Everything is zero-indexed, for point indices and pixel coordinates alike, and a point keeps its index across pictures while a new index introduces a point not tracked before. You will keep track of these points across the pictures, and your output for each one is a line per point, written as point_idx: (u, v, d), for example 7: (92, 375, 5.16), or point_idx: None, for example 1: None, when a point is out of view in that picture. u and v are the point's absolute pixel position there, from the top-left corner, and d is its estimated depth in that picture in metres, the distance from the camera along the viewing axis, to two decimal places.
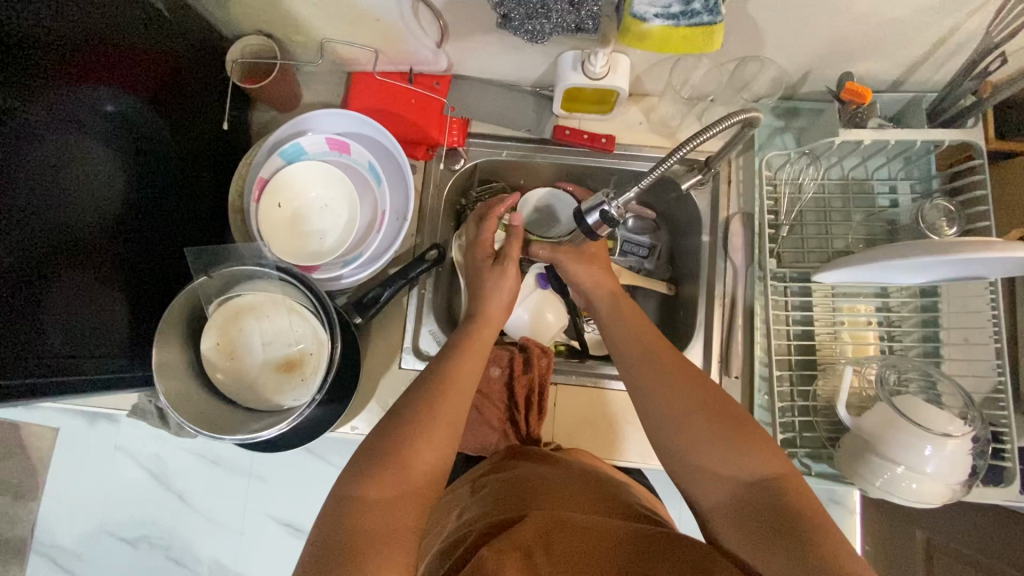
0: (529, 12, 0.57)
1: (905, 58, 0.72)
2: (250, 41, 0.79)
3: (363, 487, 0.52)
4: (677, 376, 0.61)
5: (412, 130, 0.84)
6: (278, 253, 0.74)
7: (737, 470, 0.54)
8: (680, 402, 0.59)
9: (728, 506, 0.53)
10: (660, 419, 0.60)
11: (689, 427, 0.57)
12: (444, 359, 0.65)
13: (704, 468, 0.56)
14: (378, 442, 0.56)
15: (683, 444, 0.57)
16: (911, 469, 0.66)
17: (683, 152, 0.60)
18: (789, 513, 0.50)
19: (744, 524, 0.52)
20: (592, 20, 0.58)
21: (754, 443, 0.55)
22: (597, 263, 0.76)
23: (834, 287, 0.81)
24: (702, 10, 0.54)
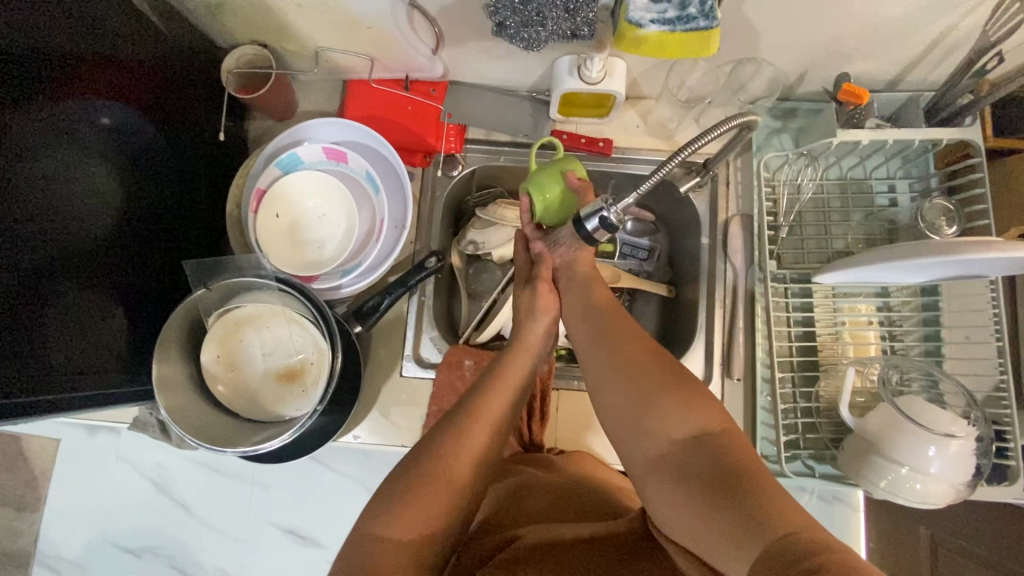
0: (525, 20, 0.57)
1: (901, 57, 0.72)
2: (244, 51, 0.79)
3: (386, 526, 0.52)
4: (624, 340, 0.60)
5: (410, 138, 0.84)
6: (277, 263, 0.74)
7: (676, 429, 0.52)
8: (625, 365, 0.58)
9: (662, 462, 0.51)
10: (602, 382, 0.59)
11: (629, 385, 0.56)
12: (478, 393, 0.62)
13: (646, 427, 0.54)
14: (402, 479, 0.55)
15: (622, 402, 0.56)
16: (915, 470, 0.65)
17: (682, 156, 0.61)
18: (723, 466, 0.48)
19: (679, 479, 0.49)
20: (587, 26, 0.58)
21: (698, 402, 0.53)
22: None
23: (834, 288, 0.81)
24: (698, 15, 0.53)
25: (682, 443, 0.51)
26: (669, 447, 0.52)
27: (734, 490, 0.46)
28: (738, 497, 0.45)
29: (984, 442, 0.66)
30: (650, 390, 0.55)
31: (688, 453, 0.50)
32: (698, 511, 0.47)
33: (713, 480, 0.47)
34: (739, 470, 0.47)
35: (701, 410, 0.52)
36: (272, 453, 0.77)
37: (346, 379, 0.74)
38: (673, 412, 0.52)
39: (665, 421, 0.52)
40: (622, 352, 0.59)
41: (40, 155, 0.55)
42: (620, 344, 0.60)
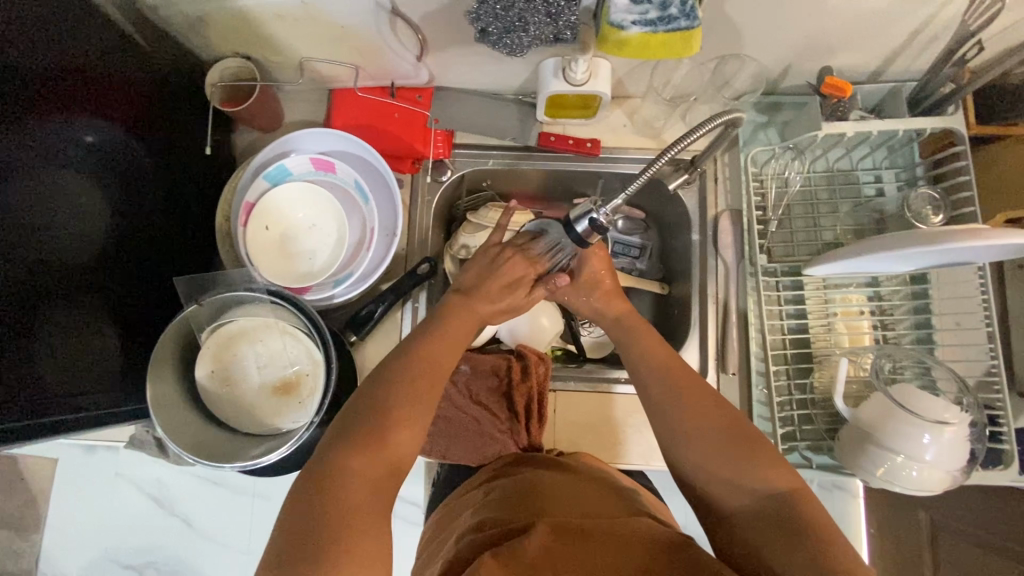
0: (506, 27, 0.57)
1: (882, 50, 0.73)
2: (228, 65, 0.78)
3: (344, 458, 0.54)
4: (697, 396, 0.62)
5: (396, 145, 0.84)
6: (268, 276, 0.73)
7: (750, 482, 0.55)
8: (697, 420, 0.60)
9: (743, 514, 0.55)
10: (673, 433, 0.61)
11: (701, 441, 0.58)
12: (432, 339, 0.66)
13: (718, 480, 0.57)
14: (364, 421, 0.57)
15: (695, 456, 0.59)
16: (911, 457, 0.66)
17: (672, 153, 0.61)
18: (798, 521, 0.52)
19: (761, 532, 0.53)
20: (570, 30, 0.58)
21: (770, 458, 0.56)
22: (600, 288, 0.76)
23: (826, 279, 0.81)
24: (679, 15, 0.53)
25: (757, 500, 0.54)
26: (744, 500, 0.55)
27: (806, 541, 0.50)
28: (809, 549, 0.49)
29: (977, 427, 0.66)
30: (726, 449, 0.57)
31: (762, 508, 0.54)
32: (770, 560, 0.51)
33: (784, 530, 0.52)
34: (810, 524, 0.51)
35: (775, 467, 0.55)
36: (270, 466, 0.76)
37: (342, 388, 0.74)
38: (750, 470, 0.55)
39: (742, 478, 0.55)
40: (692, 409, 0.60)
41: (31, 185, 0.56)
42: (689, 399, 0.61)
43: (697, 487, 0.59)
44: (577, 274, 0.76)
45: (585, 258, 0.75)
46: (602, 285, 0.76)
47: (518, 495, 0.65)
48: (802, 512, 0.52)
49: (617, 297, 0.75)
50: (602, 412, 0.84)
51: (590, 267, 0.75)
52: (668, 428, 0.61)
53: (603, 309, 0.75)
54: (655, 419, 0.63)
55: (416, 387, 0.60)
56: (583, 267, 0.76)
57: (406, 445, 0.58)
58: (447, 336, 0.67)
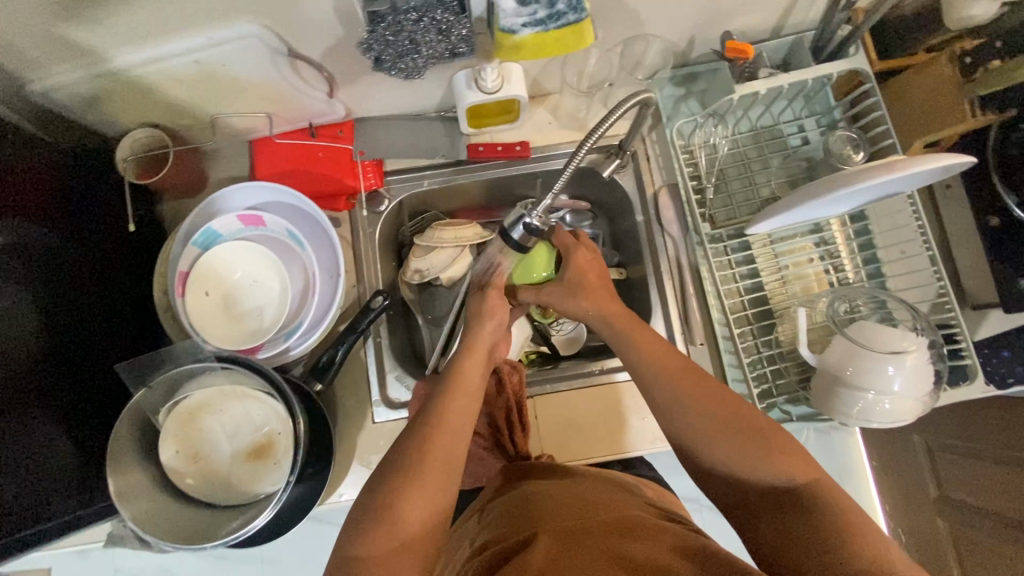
0: (398, 52, 0.59)
1: (774, 7, 0.75)
2: (138, 135, 0.76)
3: (361, 546, 0.53)
4: (702, 392, 0.61)
5: (328, 184, 0.82)
6: (218, 343, 0.69)
7: (767, 475, 0.56)
8: (710, 421, 0.59)
9: (762, 507, 0.55)
10: (685, 432, 0.60)
11: (713, 438, 0.58)
12: (428, 408, 0.63)
13: (737, 477, 0.57)
14: (372, 498, 0.56)
15: (708, 452, 0.59)
16: (881, 392, 0.67)
17: (592, 140, 0.62)
18: (819, 515, 0.52)
19: (785, 525, 0.53)
20: (464, 43, 0.60)
21: (786, 451, 0.56)
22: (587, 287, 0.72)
23: (771, 235, 0.82)
24: (566, 11, 0.54)
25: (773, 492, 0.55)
26: (757, 492, 0.56)
27: (829, 537, 0.50)
28: (833, 542, 0.50)
29: (935, 347, 0.68)
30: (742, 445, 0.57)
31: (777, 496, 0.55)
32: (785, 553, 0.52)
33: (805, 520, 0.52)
34: (831, 513, 0.52)
35: (789, 457, 0.56)
36: (259, 534, 0.74)
37: (315, 438, 0.72)
38: (767, 467, 0.56)
39: (761, 473, 0.56)
40: (703, 410, 0.60)
41: None
42: (696, 399, 0.61)
43: (714, 487, 0.59)
44: (572, 275, 0.73)
45: (571, 260, 0.74)
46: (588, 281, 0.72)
47: (520, 508, 0.64)
48: (822, 503, 0.53)
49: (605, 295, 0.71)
50: (583, 410, 0.83)
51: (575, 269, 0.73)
52: (683, 433, 0.60)
53: (589, 309, 0.71)
54: (666, 426, 0.62)
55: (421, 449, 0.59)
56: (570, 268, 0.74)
57: (425, 503, 0.57)
58: (455, 393, 0.65)
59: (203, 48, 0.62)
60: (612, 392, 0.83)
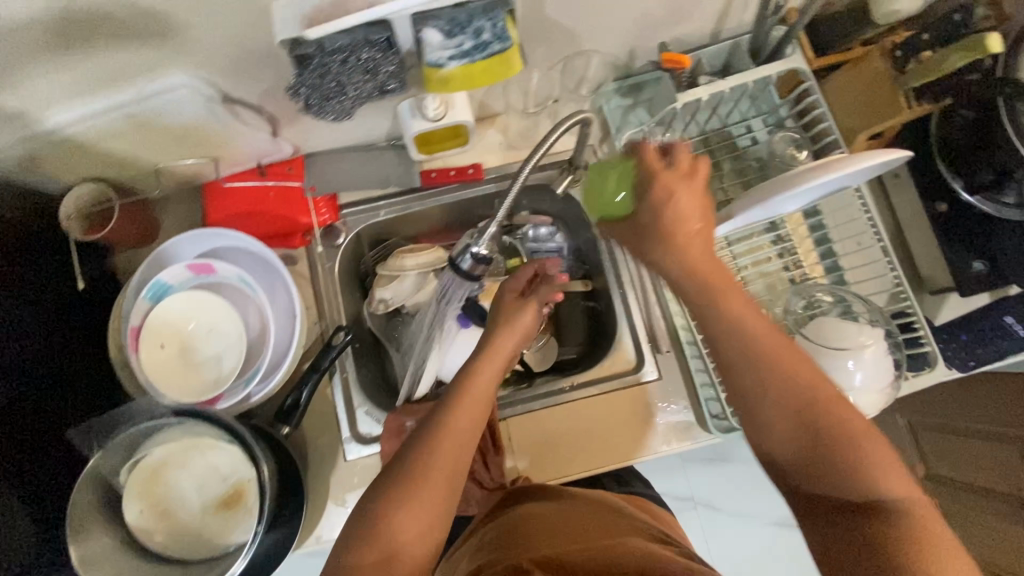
0: (325, 95, 0.59)
1: (708, 15, 0.76)
2: (81, 191, 0.74)
3: (354, 561, 0.53)
4: (800, 385, 0.53)
5: (279, 222, 0.82)
6: (175, 397, 0.68)
7: (862, 488, 0.51)
8: (800, 417, 0.53)
9: (841, 514, 0.52)
10: (772, 420, 0.53)
11: (803, 434, 0.53)
12: (438, 416, 0.59)
13: (820, 478, 0.52)
14: (371, 505, 0.55)
15: (794, 447, 0.53)
16: (843, 387, 0.68)
17: (534, 159, 0.64)
18: (911, 539, 0.48)
19: (864, 538, 0.49)
20: (393, 79, 0.60)
21: (886, 465, 0.51)
22: (694, 223, 0.55)
23: (726, 237, 0.83)
24: (492, 40, 0.55)
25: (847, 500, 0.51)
26: (829, 498, 0.53)
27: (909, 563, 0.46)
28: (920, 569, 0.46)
29: (893, 337, 0.70)
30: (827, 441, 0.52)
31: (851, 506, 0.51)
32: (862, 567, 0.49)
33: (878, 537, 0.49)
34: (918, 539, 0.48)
35: (888, 473, 0.51)
36: None
37: (285, 483, 0.71)
38: (847, 474, 0.51)
39: (840, 480, 0.51)
40: (794, 404, 0.53)
41: None
42: (792, 391, 0.53)
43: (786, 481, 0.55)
44: (654, 216, 0.56)
45: (666, 190, 0.55)
46: (681, 230, 0.55)
47: (510, 533, 0.64)
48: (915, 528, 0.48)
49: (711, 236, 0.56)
50: (556, 427, 0.82)
51: (679, 205, 0.55)
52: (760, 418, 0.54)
53: (668, 260, 0.56)
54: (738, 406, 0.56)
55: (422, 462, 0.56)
56: (671, 206, 0.55)
57: (424, 521, 0.54)
58: (464, 404, 0.59)
59: (137, 101, 0.62)
60: (584, 406, 0.82)
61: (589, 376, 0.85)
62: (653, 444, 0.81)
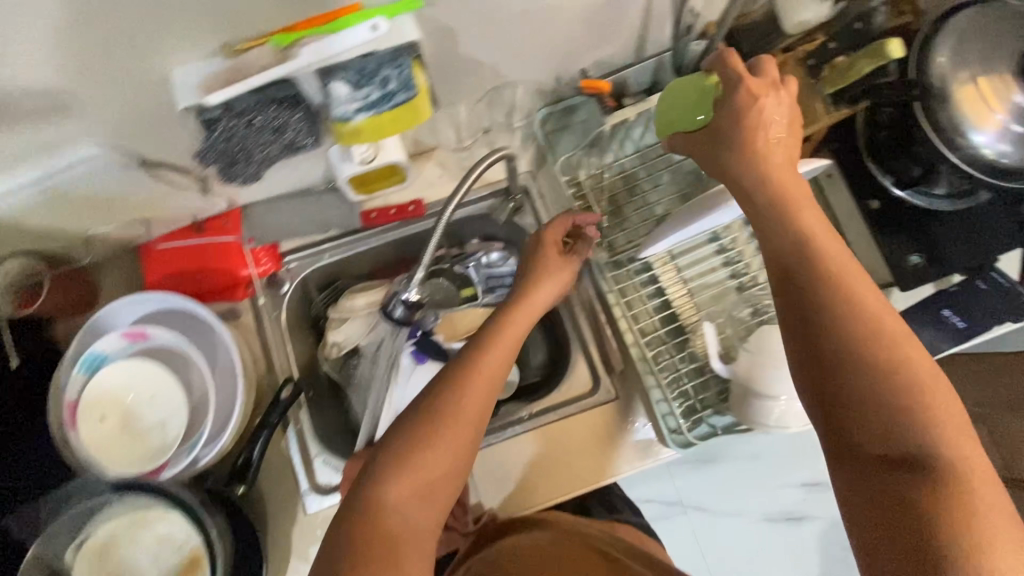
0: (230, 160, 0.60)
1: (626, 36, 0.77)
2: (9, 267, 0.72)
3: (393, 487, 0.54)
4: (861, 313, 0.53)
5: (217, 278, 0.80)
6: (117, 470, 0.66)
7: (916, 428, 0.49)
8: (859, 340, 0.52)
9: (884, 452, 0.50)
10: (835, 337, 0.53)
11: (863, 359, 0.52)
12: (473, 352, 0.62)
13: (878, 410, 0.50)
14: (415, 422, 0.57)
15: (857, 374, 0.51)
16: (791, 397, 0.69)
17: (458, 195, 0.67)
18: (954, 486, 0.47)
19: (903, 475, 0.48)
20: (303, 134, 0.61)
21: (940, 413, 0.50)
22: (758, 141, 0.59)
23: (671, 252, 0.83)
24: (397, 88, 0.56)
25: (892, 451, 0.50)
26: (875, 445, 0.50)
27: (948, 502, 0.46)
28: (950, 514, 0.45)
29: None
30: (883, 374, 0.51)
31: (897, 458, 0.49)
32: (907, 502, 0.47)
33: (923, 493, 0.47)
34: (963, 490, 0.46)
35: (941, 423, 0.50)
36: None
37: (241, 547, 0.70)
38: (901, 420, 0.50)
39: (892, 429, 0.50)
40: (855, 327, 0.53)
41: None
42: (857, 315, 0.53)
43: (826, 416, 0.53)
44: (735, 123, 0.59)
45: (755, 99, 0.59)
46: (762, 137, 0.59)
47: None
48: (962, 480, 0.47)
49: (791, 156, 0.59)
50: (516, 456, 0.81)
51: (767, 113, 0.59)
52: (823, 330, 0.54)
53: (743, 167, 0.59)
54: (800, 315, 0.55)
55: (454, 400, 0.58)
56: (762, 114, 0.59)
57: (446, 462, 0.56)
58: (496, 342, 0.63)
59: (48, 175, 0.61)
60: (543, 432, 0.82)
61: (548, 402, 0.85)
62: (615, 464, 0.81)
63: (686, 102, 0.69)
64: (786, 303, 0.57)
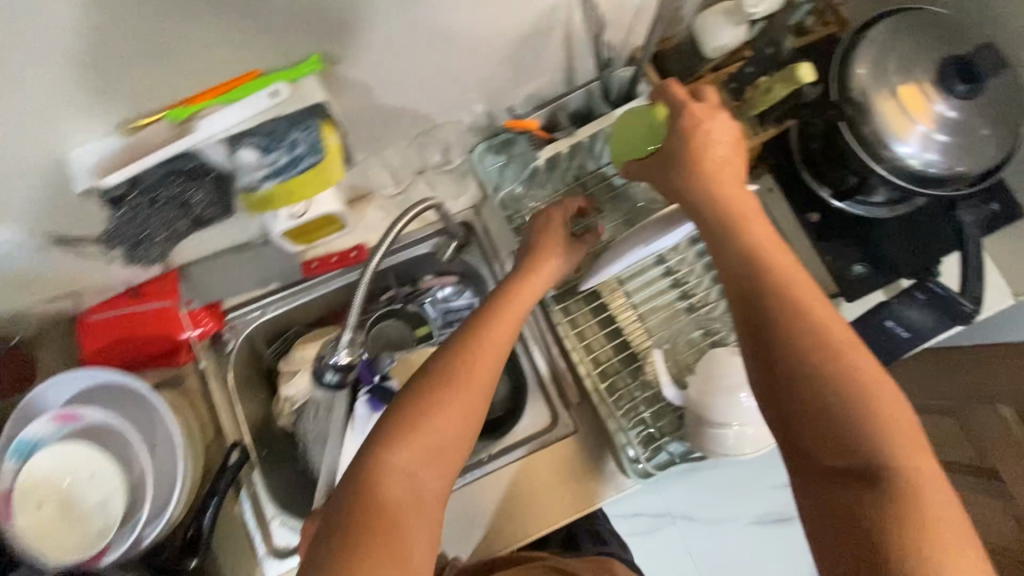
0: (134, 240, 0.58)
1: (553, 68, 0.76)
2: None
3: (397, 454, 0.52)
4: (813, 328, 0.54)
5: (157, 344, 0.78)
6: (56, 558, 0.64)
7: (869, 443, 0.50)
8: (813, 355, 0.53)
9: (839, 464, 0.51)
10: (785, 351, 0.54)
11: (817, 372, 0.52)
12: (478, 323, 0.61)
13: (832, 421, 0.51)
14: (418, 389, 0.56)
15: (811, 386, 0.52)
16: (743, 422, 0.68)
17: (383, 246, 0.67)
18: (904, 501, 0.47)
19: (856, 488, 0.49)
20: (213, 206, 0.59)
21: (897, 428, 0.51)
22: (708, 157, 0.61)
23: (619, 279, 0.83)
24: (304, 152, 0.56)
25: (846, 464, 0.51)
26: (829, 460, 0.51)
27: (898, 515, 0.47)
28: (899, 529, 0.46)
29: None
30: (836, 389, 0.52)
31: (851, 471, 0.50)
32: (860, 514, 0.48)
33: (871, 504, 0.48)
34: (915, 506, 0.47)
35: (900, 439, 0.50)
36: None
37: None
38: (853, 431, 0.51)
39: (847, 443, 0.51)
40: (809, 339, 0.53)
41: None
42: (811, 327, 0.54)
43: (781, 429, 0.54)
44: (685, 146, 0.62)
45: (693, 119, 0.62)
46: (704, 159, 0.61)
47: None
48: (915, 496, 0.48)
49: (736, 163, 0.62)
50: (478, 500, 0.79)
51: (711, 134, 0.61)
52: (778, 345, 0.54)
53: (693, 194, 0.61)
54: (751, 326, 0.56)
55: (461, 367, 0.58)
56: (708, 136, 0.61)
57: (452, 432, 0.55)
58: (502, 314, 0.63)
59: None
60: (504, 474, 0.80)
61: (509, 442, 0.83)
62: (579, 501, 0.79)
63: (639, 132, 0.71)
64: (739, 318, 0.58)
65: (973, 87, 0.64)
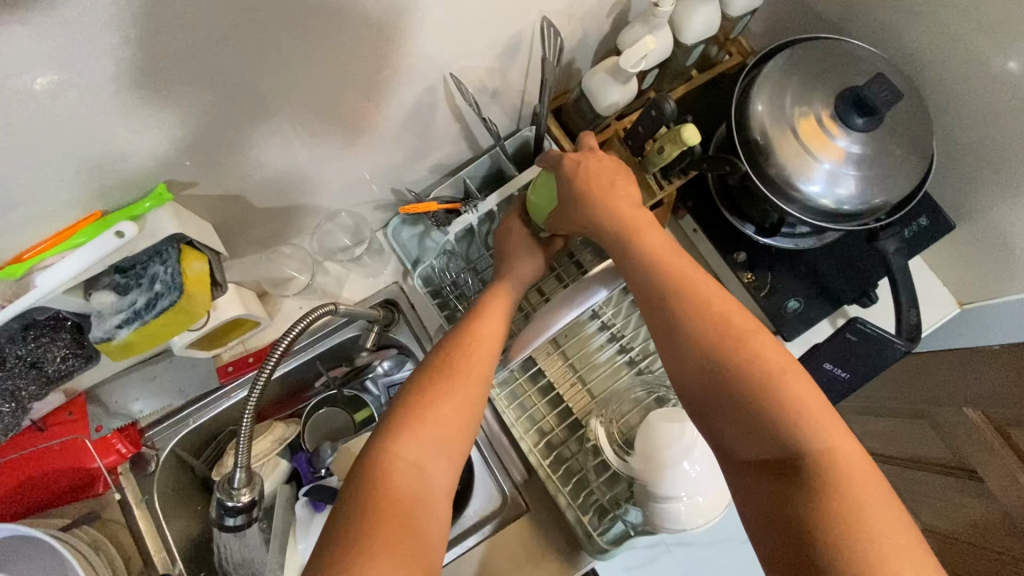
0: None
1: (453, 137, 0.74)
2: None
3: (405, 445, 0.51)
4: (724, 326, 0.51)
5: (68, 479, 0.72)
6: None
7: (802, 433, 0.45)
8: (726, 351, 0.50)
9: (769, 455, 0.47)
10: (694, 347, 0.52)
11: (735, 366, 0.49)
12: (468, 318, 0.63)
13: (757, 412, 0.47)
14: (414, 387, 0.56)
15: (734, 380, 0.49)
16: (688, 492, 0.64)
17: (269, 362, 0.62)
18: (831, 489, 0.43)
19: (786, 477, 0.45)
20: (72, 357, 0.59)
21: (822, 414, 0.46)
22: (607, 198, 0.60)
23: (553, 341, 0.79)
24: (163, 292, 0.54)
25: (773, 460, 0.46)
26: (758, 453, 0.47)
27: (823, 503, 0.42)
28: (824, 516, 0.42)
29: None
30: (753, 385, 0.48)
31: (777, 465, 0.46)
32: (790, 503, 0.44)
33: (800, 494, 0.44)
34: (842, 494, 0.42)
35: (830, 428, 0.46)
36: None
37: None
38: (773, 427, 0.47)
39: (776, 435, 0.46)
40: (718, 334, 0.51)
41: None
42: (723, 324, 0.51)
43: (709, 430, 0.51)
44: (574, 195, 0.61)
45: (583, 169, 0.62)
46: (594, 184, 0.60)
47: None
48: (842, 484, 0.43)
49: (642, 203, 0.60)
50: None
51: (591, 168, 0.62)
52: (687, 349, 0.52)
53: (597, 216, 0.60)
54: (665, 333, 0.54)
55: (463, 360, 0.58)
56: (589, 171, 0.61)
57: (457, 420, 0.54)
58: (487, 312, 0.64)
59: None
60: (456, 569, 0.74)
61: (461, 529, 0.78)
62: None
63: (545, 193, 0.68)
64: (654, 329, 0.55)
65: (872, 118, 0.61)
